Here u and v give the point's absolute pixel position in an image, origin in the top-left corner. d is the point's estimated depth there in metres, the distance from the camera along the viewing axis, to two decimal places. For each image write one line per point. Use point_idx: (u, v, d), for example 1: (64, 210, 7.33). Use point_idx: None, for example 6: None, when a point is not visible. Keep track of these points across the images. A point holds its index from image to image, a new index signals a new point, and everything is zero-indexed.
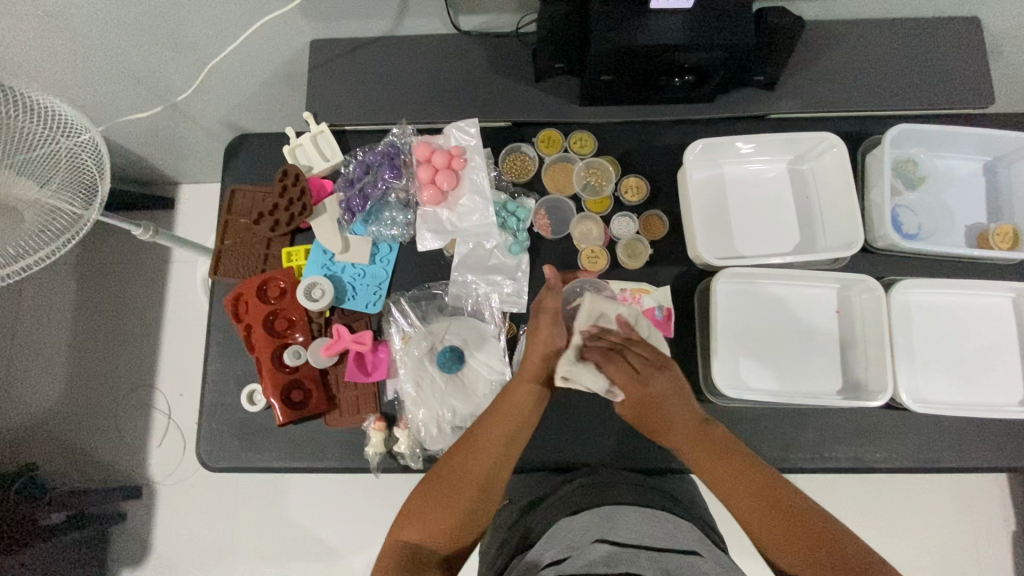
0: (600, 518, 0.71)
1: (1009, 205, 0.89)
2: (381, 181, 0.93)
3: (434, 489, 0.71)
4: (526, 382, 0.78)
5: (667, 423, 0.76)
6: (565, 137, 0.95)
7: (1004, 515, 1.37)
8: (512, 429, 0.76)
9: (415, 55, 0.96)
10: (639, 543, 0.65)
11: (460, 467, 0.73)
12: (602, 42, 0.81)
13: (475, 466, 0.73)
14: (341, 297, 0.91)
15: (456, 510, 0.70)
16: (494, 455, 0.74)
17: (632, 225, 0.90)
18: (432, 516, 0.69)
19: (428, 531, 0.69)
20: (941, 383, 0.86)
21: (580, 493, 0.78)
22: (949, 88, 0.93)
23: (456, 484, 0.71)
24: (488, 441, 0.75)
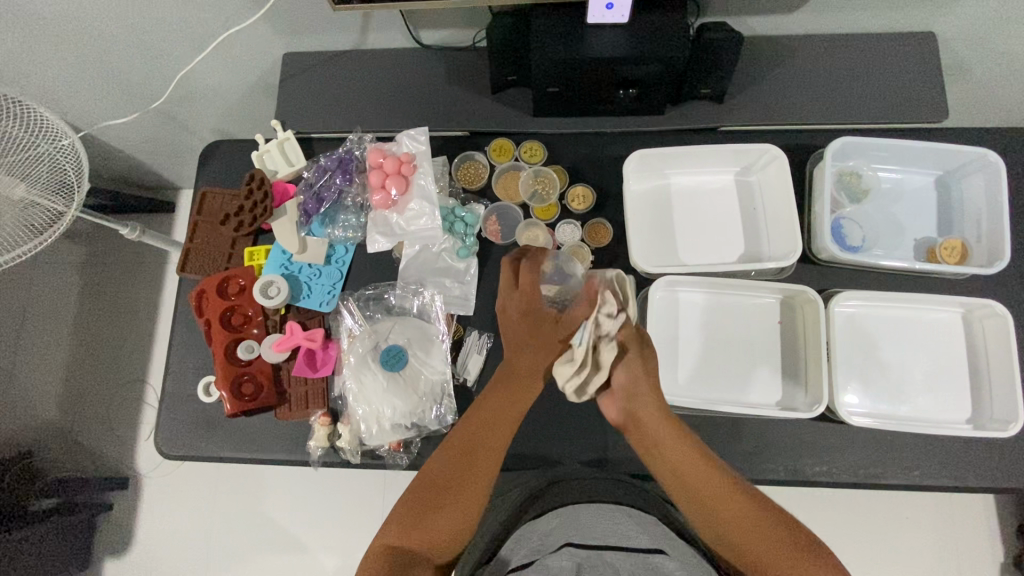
0: (564, 522, 0.70)
1: (958, 218, 0.89)
2: (338, 187, 0.97)
3: (419, 495, 0.71)
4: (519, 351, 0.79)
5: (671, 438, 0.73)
6: (516, 146, 0.98)
7: (991, 546, 1.30)
8: (496, 442, 0.75)
9: (377, 67, 1.01)
10: (605, 544, 0.65)
11: (448, 476, 0.72)
12: (544, 53, 0.83)
13: (463, 474, 0.72)
14: (296, 295, 0.95)
15: (444, 520, 0.70)
16: (481, 462, 0.73)
17: (576, 233, 0.92)
18: (418, 524, 0.69)
19: (415, 538, 0.68)
20: (886, 397, 0.85)
21: (543, 496, 0.77)
22: (902, 102, 0.92)
23: (449, 489, 0.71)
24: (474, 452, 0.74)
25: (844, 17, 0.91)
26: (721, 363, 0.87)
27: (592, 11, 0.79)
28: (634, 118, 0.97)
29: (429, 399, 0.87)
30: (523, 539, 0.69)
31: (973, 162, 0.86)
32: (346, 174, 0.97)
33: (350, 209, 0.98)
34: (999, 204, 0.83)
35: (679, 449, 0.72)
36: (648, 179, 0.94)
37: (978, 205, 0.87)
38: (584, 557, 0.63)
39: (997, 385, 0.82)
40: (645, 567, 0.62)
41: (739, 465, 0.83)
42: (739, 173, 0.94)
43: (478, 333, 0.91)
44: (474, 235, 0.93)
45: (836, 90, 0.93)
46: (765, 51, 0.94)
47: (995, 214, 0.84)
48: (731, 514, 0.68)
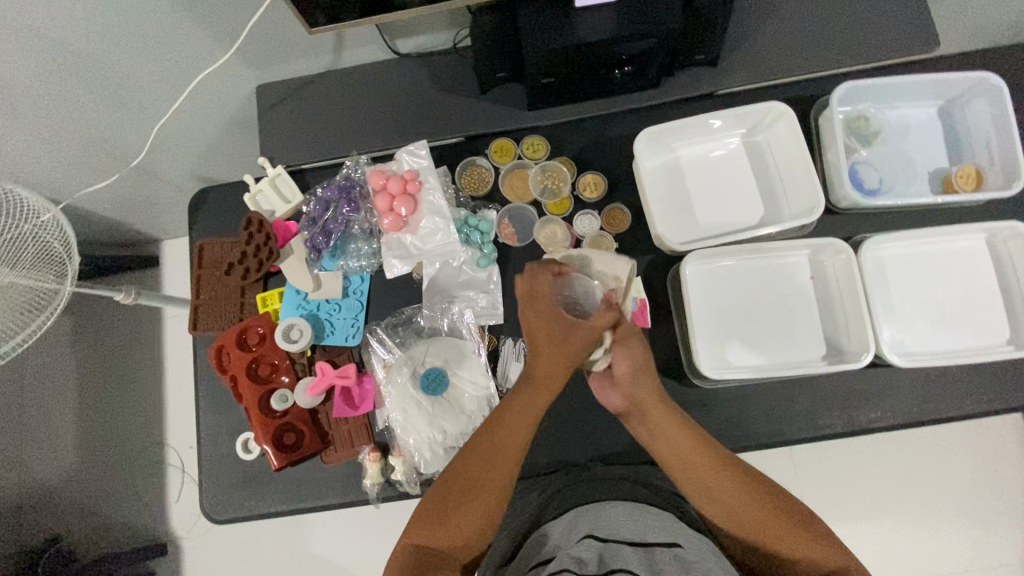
0: (588, 515, 0.69)
1: (966, 144, 0.89)
2: (346, 217, 0.93)
3: (444, 495, 0.66)
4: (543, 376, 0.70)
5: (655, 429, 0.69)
6: (517, 144, 0.95)
7: None
8: (519, 431, 0.69)
9: (362, 87, 0.99)
10: (622, 537, 0.63)
11: (464, 472, 0.67)
12: (534, 46, 0.81)
13: (487, 467, 0.67)
14: (320, 334, 0.92)
15: (465, 518, 0.65)
16: (506, 457, 0.68)
17: (595, 222, 0.90)
18: (446, 527, 0.64)
19: (442, 540, 0.64)
20: (927, 334, 0.85)
21: (567, 493, 0.77)
22: (893, 37, 0.92)
23: (468, 490, 0.66)
24: (509, 447, 0.68)
25: None
26: (760, 328, 0.87)
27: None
28: (632, 95, 0.95)
29: (478, 416, 0.85)
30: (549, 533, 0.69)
31: (975, 87, 0.86)
32: (353, 202, 0.93)
33: (362, 237, 0.94)
34: (1009, 123, 0.83)
35: (673, 432, 0.69)
36: (656, 155, 0.92)
37: (986, 128, 0.87)
38: (605, 550, 0.62)
39: None
40: (662, 559, 0.60)
41: (796, 425, 0.84)
42: (744, 135, 0.93)
43: (513, 340, 0.90)
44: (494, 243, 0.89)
45: (826, 36, 0.92)
46: (749, 8, 0.93)
47: (1006, 135, 0.84)
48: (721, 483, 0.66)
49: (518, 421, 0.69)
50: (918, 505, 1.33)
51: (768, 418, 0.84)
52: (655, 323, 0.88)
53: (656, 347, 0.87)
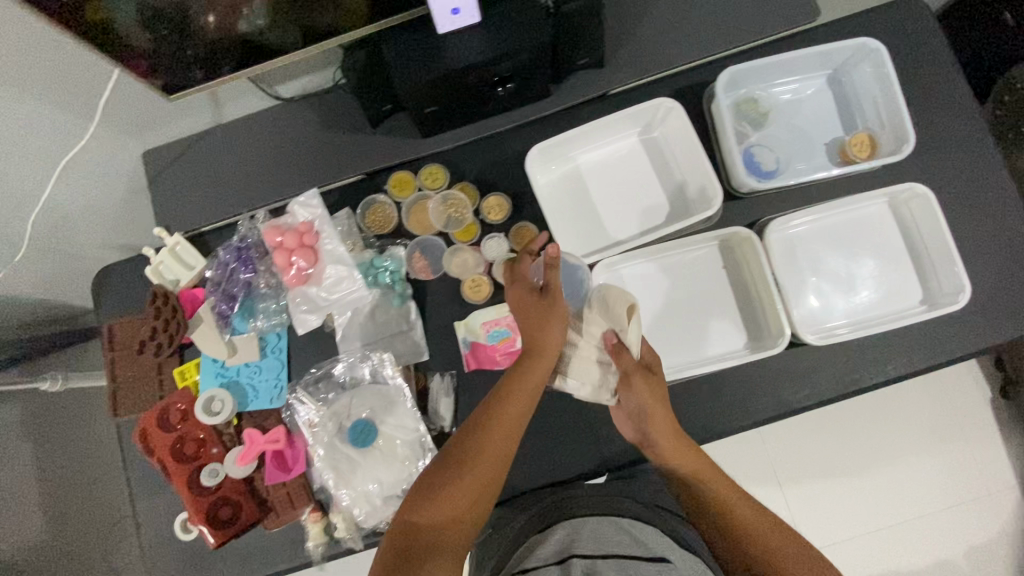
0: (570, 529, 0.65)
1: (859, 110, 0.88)
2: (246, 276, 0.91)
3: (442, 472, 0.62)
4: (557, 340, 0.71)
5: (675, 441, 0.73)
6: (415, 176, 0.92)
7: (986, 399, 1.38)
8: (525, 400, 0.67)
9: (252, 138, 0.96)
10: (608, 553, 0.60)
11: (474, 443, 0.63)
12: (406, 81, 0.79)
13: (499, 439, 0.63)
14: (244, 400, 0.90)
15: (460, 492, 0.60)
16: (514, 426, 0.65)
17: (504, 244, 0.89)
18: (445, 495, 0.59)
19: (437, 524, 0.58)
20: (841, 307, 0.85)
21: (545, 514, 0.73)
22: (771, 11, 0.91)
23: (475, 459, 0.62)
24: (516, 414, 0.65)
25: None
26: (680, 325, 0.87)
27: (441, 21, 0.74)
28: (524, 107, 0.93)
29: (411, 460, 0.83)
30: (532, 553, 0.65)
31: (856, 53, 0.85)
32: (251, 261, 0.92)
33: (265, 295, 0.92)
34: (892, 87, 0.82)
35: (683, 449, 0.72)
36: (555, 167, 0.91)
37: (873, 92, 0.86)
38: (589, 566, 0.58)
39: (938, 263, 0.83)
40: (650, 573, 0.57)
41: (728, 418, 0.83)
42: (641, 133, 0.92)
43: (440, 376, 0.88)
44: (403, 280, 0.88)
45: (706, 20, 0.91)
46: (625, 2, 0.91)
47: (891, 98, 0.83)
48: (727, 495, 0.67)
49: (525, 389, 0.67)
50: (889, 458, 1.37)
51: (700, 416, 0.84)
52: None
53: None
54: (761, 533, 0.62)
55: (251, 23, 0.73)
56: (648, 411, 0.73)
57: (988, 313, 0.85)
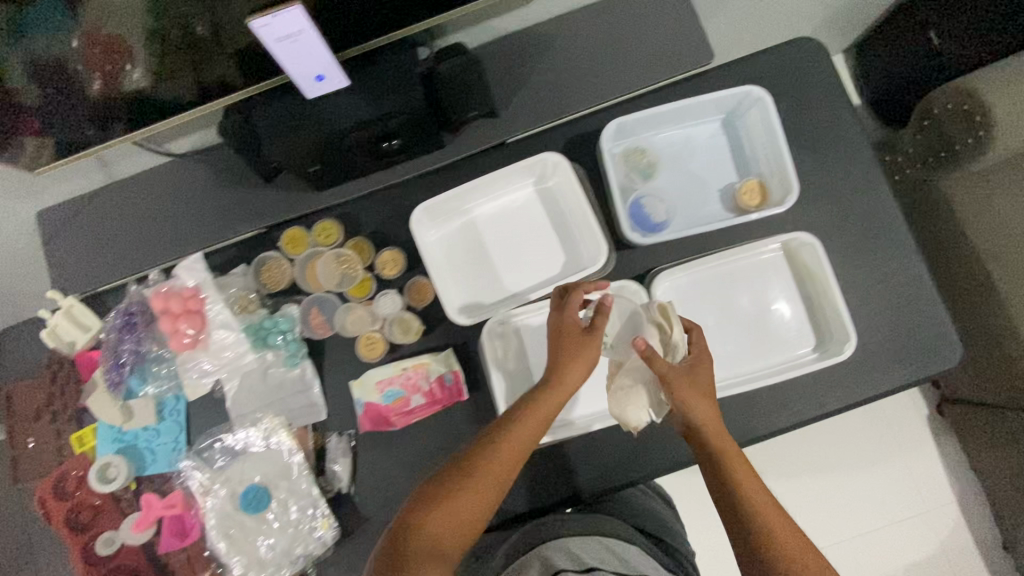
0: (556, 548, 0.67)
1: (751, 155, 0.87)
2: (130, 347, 0.87)
3: (450, 481, 0.64)
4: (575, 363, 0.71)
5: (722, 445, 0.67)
6: (307, 231, 0.91)
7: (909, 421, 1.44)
8: (536, 428, 0.68)
9: (145, 195, 0.94)
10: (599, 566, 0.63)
11: (487, 462, 0.65)
12: (283, 146, 0.78)
13: (506, 462, 0.66)
14: (142, 464, 0.89)
15: (462, 506, 0.62)
16: (521, 452, 0.67)
17: (397, 300, 0.87)
18: (451, 508, 0.62)
19: (448, 534, 0.61)
20: (735, 356, 0.85)
21: (526, 538, 0.74)
22: (665, 55, 0.90)
23: (478, 480, 0.64)
24: (524, 439, 0.67)
25: None
26: None
27: (305, 87, 0.73)
28: (419, 158, 0.92)
29: (303, 524, 0.83)
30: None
31: (742, 100, 0.85)
32: (133, 331, 0.87)
33: (154, 361, 0.89)
34: (776, 135, 0.82)
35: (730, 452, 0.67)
36: (449, 220, 0.90)
37: (762, 139, 0.86)
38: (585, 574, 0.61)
39: (827, 310, 0.84)
40: None
41: None
42: (536, 183, 0.91)
43: (338, 435, 0.87)
44: (298, 340, 0.86)
45: (599, 66, 0.90)
46: (518, 50, 0.90)
47: (776, 147, 0.83)
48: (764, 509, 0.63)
49: (539, 414, 0.69)
50: (820, 481, 1.42)
51: None
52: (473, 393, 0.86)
53: (476, 418, 0.86)
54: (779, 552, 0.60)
55: (133, 82, 0.70)
56: (696, 415, 0.68)
57: (884, 358, 0.85)
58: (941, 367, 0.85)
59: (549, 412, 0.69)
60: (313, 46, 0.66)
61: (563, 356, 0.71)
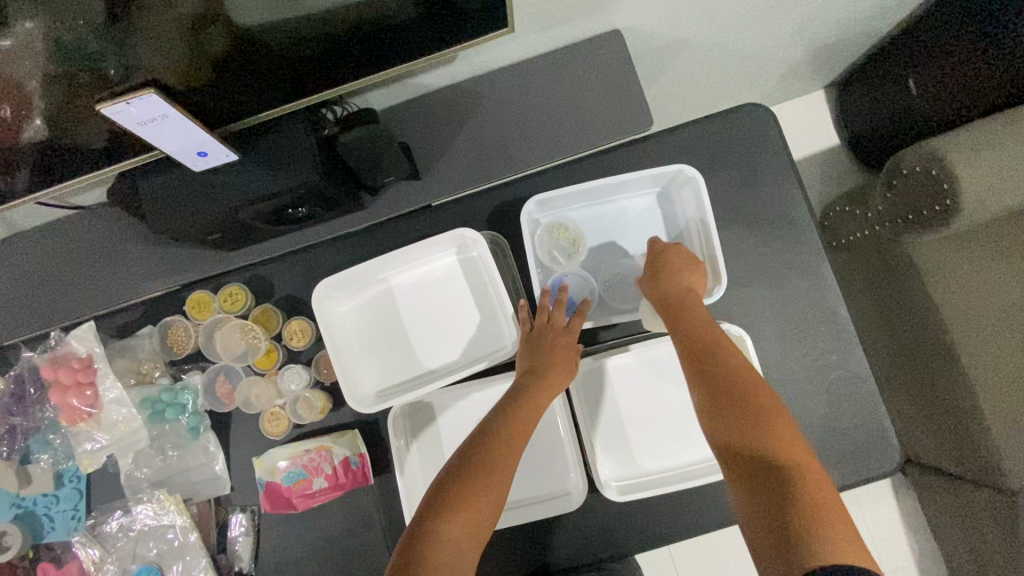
0: None
1: (685, 230, 0.84)
2: (21, 419, 0.85)
3: (458, 482, 0.60)
4: (559, 364, 0.71)
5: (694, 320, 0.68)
6: (213, 295, 0.86)
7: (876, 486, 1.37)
8: (533, 415, 0.67)
9: (46, 246, 0.89)
10: None
11: (492, 448, 0.63)
12: (174, 217, 0.73)
13: (508, 445, 0.63)
14: (39, 533, 0.84)
15: (481, 495, 0.59)
16: (521, 433, 0.65)
17: (303, 375, 0.83)
18: (466, 497, 0.58)
19: (467, 539, 0.57)
20: (653, 452, 0.80)
21: None
22: (599, 121, 0.84)
23: (488, 468, 0.61)
24: (524, 428, 0.65)
25: (506, 50, 0.82)
26: None
27: (189, 161, 0.68)
28: (336, 222, 0.86)
29: None
30: None
31: (676, 177, 0.82)
32: (23, 403, 0.85)
33: (46, 430, 0.85)
34: (705, 216, 0.80)
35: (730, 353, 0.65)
36: (363, 291, 0.85)
37: (695, 218, 0.83)
38: None
39: None
40: None
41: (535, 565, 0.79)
42: (457, 255, 0.86)
43: (239, 513, 0.83)
44: (198, 414, 0.82)
45: (528, 129, 0.85)
46: (444, 111, 0.86)
47: (707, 229, 0.80)
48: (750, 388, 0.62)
49: (533, 406, 0.67)
50: None
51: (506, 566, 0.79)
52: (381, 475, 0.82)
53: (382, 501, 0.81)
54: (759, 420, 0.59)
55: (35, 133, 0.62)
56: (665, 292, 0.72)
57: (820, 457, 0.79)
58: (880, 469, 0.79)
59: (540, 403, 0.68)
60: (186, 126, 0.62)
61: (552, 361, 0.72)
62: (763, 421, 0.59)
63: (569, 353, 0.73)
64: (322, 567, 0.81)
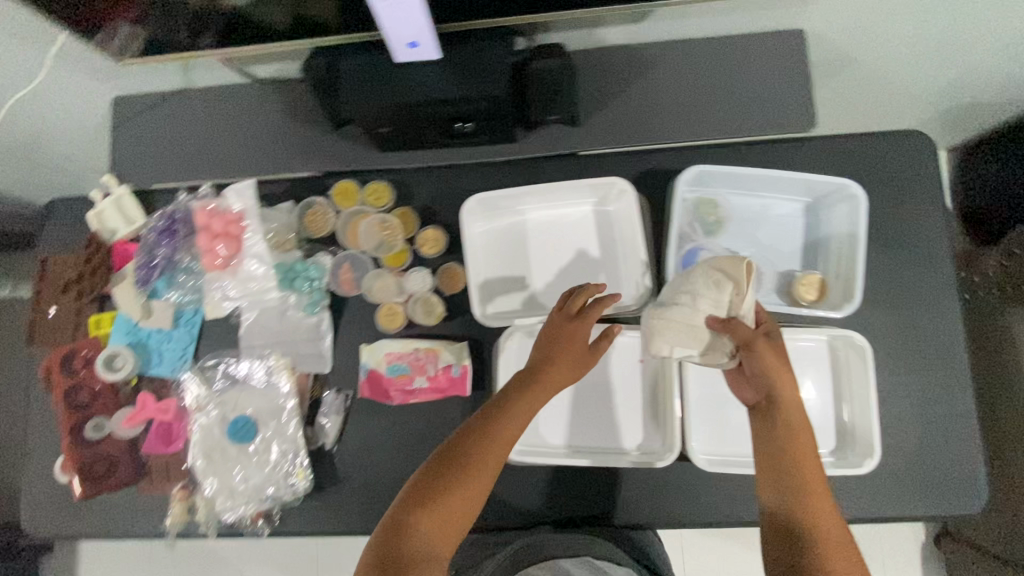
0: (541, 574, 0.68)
1: (826, 247, 0.84)
2: (163, 256, 0.91)
3: (436, 480, 0.63)
4: (556, 362, 0.70)
5: (788, 402, 0.67)
6: (360, 188, 0.91)
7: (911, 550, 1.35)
8: (522, 414, 0.67)
9: (211, 109, 0.94)
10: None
11: (471, 451, 0.64)
12: (364, 99, 0.77)
13: (487, 452, 0.65)
14: (146, 364, 0.90)
15: (456, 498, 0.62)
16: (505, 437, 0.66)
17: (426, 280, 0.87)
18: (438, 499, 0.62)
19: (439, 532, 0.61)
20: (740, 436, 0.82)
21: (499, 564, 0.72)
22: (762, 112, 0.86)
23: (462, 471, 0.63)
24: (510, 427, 0.66)
25: (693, 21, 0.85)
26: (577, 411, 0.85)
27: (397, 51, 0.72)
28: (487, 148, 0.91)
29: (282, 467, 0.84)
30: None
31: (839, 192, 0.81)
32: (168, 242, 0.91)
33: (181, 272, 0.91)
34: (854, 240, 0.79)
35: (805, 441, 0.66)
36: (501, 217, 0.88)
37: (841, 237, 0.82)
38: None
39: (857, 419, 0.79)
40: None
41: (602, 515, 0.82)
42: (595, 205, 0.88)
43: (335, 392, 0.87)
44: (321, 290, 0.87)
45: (693, 103, 0.87)
46: (617, 66, 0.88)
47: (853, 248, 0.80)
48: (816, 488, 0.63)
49: (521, 411, 0.67)
50: None
51: (577, 500, 0.83)
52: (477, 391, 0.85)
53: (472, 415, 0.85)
54: (823, 527, 0.61)
55: None
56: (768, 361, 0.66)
57: (898, 481, 0.80)
58: (954, 510, 0.79)
59: (533, 404, 0.68)
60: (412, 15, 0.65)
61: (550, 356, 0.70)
62: (815, 500, 0.62)
63: (570, 352, 0.71)
64: (402, 461, 0.85)
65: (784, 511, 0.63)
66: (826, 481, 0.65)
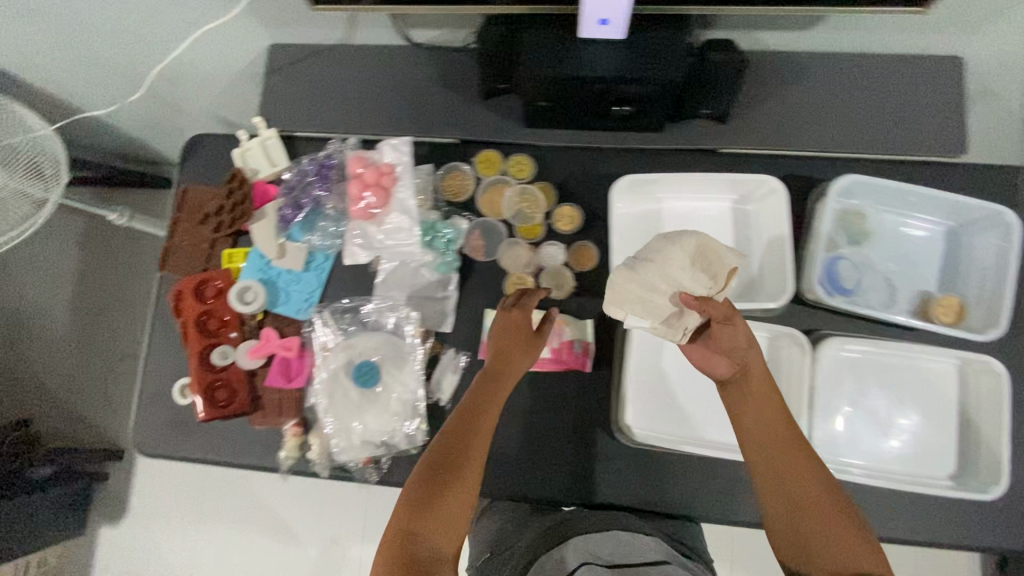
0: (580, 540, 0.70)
1: (967, 272, 0.85)
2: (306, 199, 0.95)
3: (426, 480, 0.65)
4: (513, 359, 0.77)
5: (739, 412, 0.71)
6: (503, 159, 0.93)
7: None
8: (492, 407, 0.73)
9: (356, 69, 0.94)
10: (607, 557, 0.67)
11: (449, 443, 0.68)
12: (535, 70, 0.78)
13: (470, 443, 0.69)
14: (274, 301, 0.93)
15: (450, 498, 0.64)
16: (485, 427, 0.71)
17: (559, 255, 0.90)
18: (431, 499, 0.63)
19: (443, 531, 0.62)
20: (860, 447, 0.82)
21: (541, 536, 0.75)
22: (914, 134, 0.87)
23: (450, 464, 0.66)
24: (485, 419, 0.71)
25: (860, 36, 0.86)
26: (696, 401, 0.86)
27: (586, 27, 0.72)
28: (631, 134, 0.92)
29: (401, 417, 0.86)
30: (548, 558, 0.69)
31: (993, 220, 0.81)
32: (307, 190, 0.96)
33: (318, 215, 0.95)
34: (1002, 269, 0.80)
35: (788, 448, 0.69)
36: (642, 203, 0.91)
37: (986, 264, 0.83)
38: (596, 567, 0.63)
39: (982, 445, 0.80)
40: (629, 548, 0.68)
41: (708, 507, 0.83)
42: (734, 202, 0.90)
43: (456, 352, 0.89)
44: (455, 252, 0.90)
45: (845, 116, 0.88)
46: (775, 71, 0.89)
47: (1000, 276, 0.80)
48: (813, 498, 0.65)
49: (493, 403, 0.73)
50: None
51: (684, 488, 0.84)
52: (596, 370, 0.87)
53: (590, 392, 0.86)
54: (826, 534, 0.62)
55: None
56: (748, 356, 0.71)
57: (1008, 513, 0.81)
58: None
59: (500, 395, 0.74)
60: None
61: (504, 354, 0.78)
62: (812, 513, 0.64)
63: (514, 349, 0.78)
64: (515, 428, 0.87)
65: (788, 530, 0.64)
66: (824, 486, 0.66)
